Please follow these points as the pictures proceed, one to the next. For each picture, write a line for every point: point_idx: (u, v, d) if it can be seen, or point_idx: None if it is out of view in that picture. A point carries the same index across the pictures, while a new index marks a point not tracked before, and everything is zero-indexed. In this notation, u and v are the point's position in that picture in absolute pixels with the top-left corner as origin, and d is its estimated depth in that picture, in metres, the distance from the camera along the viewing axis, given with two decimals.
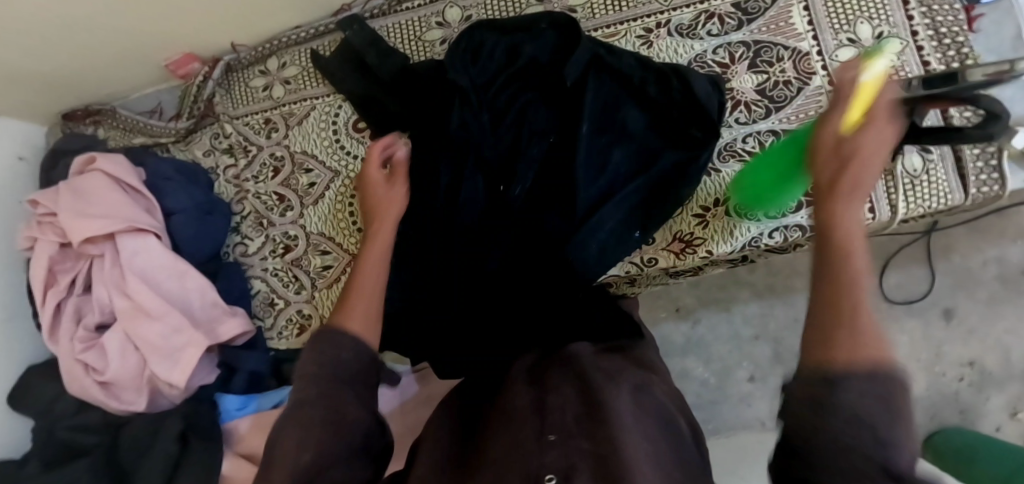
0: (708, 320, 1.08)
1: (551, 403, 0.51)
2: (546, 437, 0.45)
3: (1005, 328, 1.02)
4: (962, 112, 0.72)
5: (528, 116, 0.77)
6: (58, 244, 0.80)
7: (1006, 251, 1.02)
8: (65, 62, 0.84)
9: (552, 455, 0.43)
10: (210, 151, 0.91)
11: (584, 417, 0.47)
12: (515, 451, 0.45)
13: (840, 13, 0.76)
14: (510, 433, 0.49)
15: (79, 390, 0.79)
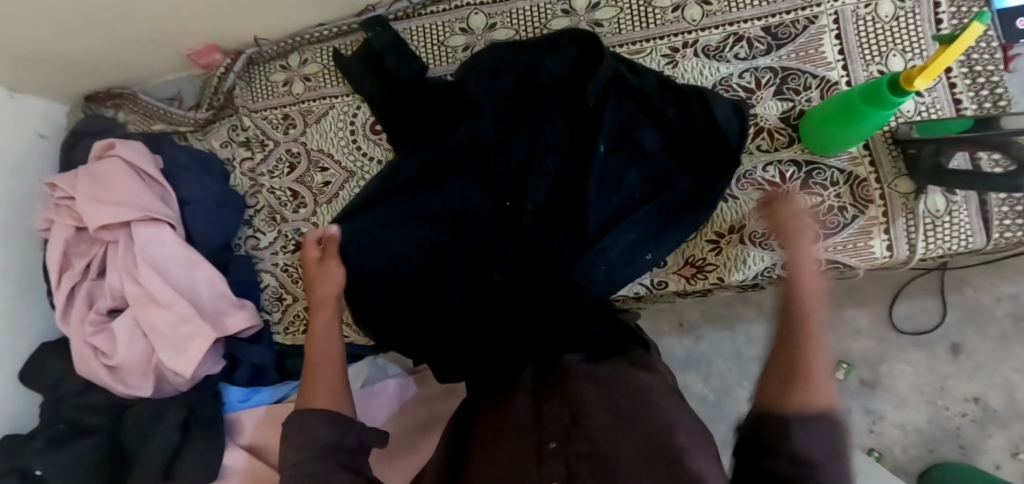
0: (710, 337, 1.08)
1: (546, 410, 0.56)
2: (546, 446, 0.50)
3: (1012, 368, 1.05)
4: (992, 157, 0.71)
5: (544, 129, 0.76)
6: (74, 228, 0.80)
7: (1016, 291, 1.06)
8: (91, 47, 0.85)
9: (553, 464, 0.48)
10: (227, 142, 0.91)
11: (578, 425, 0.51)
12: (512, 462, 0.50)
13: (873, 44, 0.75)
14: (506, 444, 0.54)
15: (86, 372, 0.80)
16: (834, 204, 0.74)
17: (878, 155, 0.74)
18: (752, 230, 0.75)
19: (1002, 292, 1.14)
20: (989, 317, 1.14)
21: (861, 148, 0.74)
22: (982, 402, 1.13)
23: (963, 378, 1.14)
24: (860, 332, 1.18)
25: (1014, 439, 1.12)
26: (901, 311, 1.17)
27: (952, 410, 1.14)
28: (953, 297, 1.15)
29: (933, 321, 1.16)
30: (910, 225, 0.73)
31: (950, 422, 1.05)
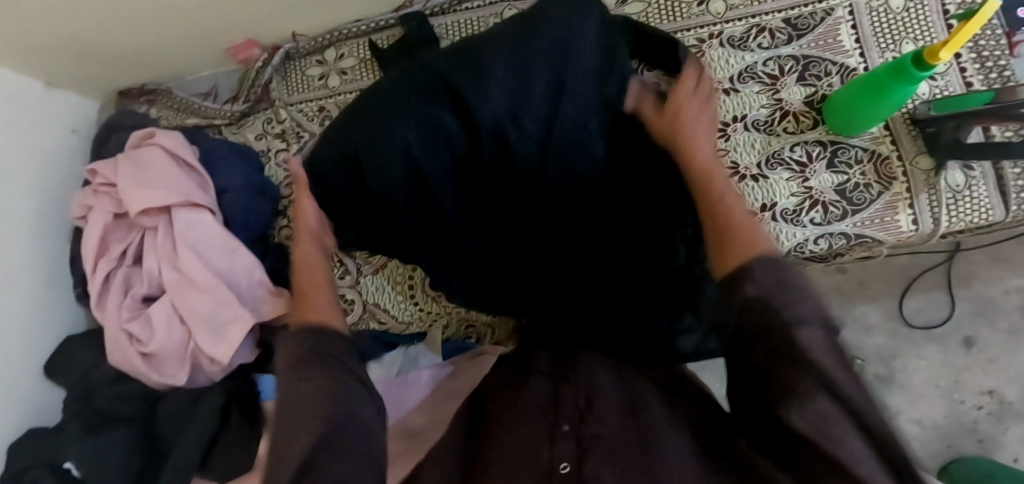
0: None
1: (563, 393, 0.57)
2: (560, 427, 0.52)
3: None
4: (1003, 131, 0.76)
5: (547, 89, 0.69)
6: (112, 214, 0.80)
7: None
8: (133, 40, 0.86)
9: (564, 442, 0.50)
10: (262, 135, 0.92)
11: (591, 408, 0.54)
12: (527, 448, 0.51)
13: (887, 34, 0.80)
14: (519, 424, 0.54)
15: (120, 360, 0.78)
16: (860, 181, 0.77)
17: (898, 134, 0.78)
18: (783, 208, 0.78)
19: (1009, 285, 1.18)
20: (998, 309, 1.18)
21: (882, 129, 0.78)
22: (997, 394, 1.16)
23: (978, 371, 1.17)
24: (874, 327, 1.21)
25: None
26: (911, 306, 1.20)
27: (968, 403, 1.16)
28: (962, 291, 1.19)
29: (944, 314, 1.19)
30: (934, 200, 0.76)
31: (967, 414, 1.16)
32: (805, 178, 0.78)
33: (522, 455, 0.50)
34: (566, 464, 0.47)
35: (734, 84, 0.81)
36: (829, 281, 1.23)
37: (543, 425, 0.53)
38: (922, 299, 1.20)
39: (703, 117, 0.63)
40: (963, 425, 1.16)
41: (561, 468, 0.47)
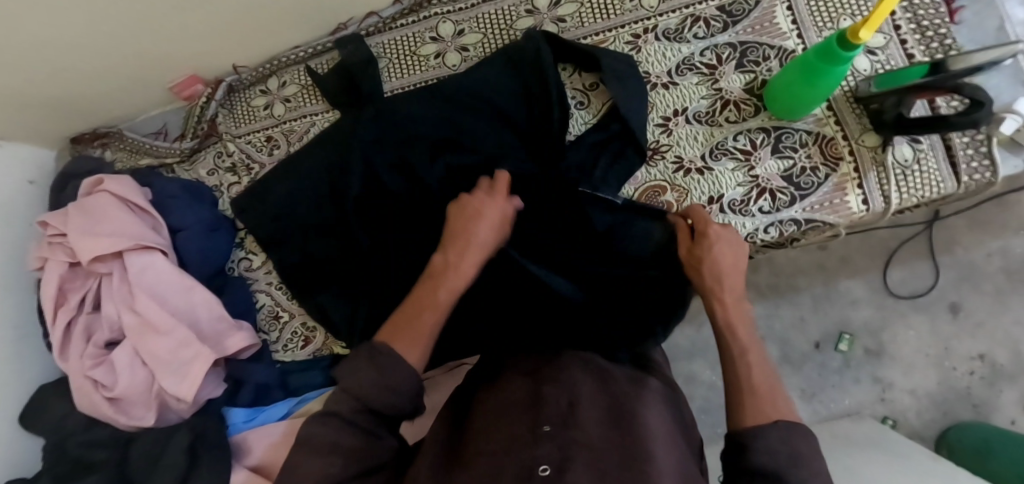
0: None
1: (546, 393, 0.57)
2: (540, 428, 0.51)
3: (1012, 318, 1.14)
4: (949, 102, 0.74)
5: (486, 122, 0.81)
6: (67, 263, 0.81)
7: (1009, 242, 1.15)
8: (77, 87, 0.87)
9: (545, 447, 0.49)
10: (213, 170, 0.93)
11: (575, 413, 0.53)
12: (512, 446, 0.50)
13: (823, 12, 0.78)
14: (503, 427, 0.54)
15: (88, 406, 0.79)
16: (806, 165, 0.76)
17: (842, 114, 0.76)
18: (730, 199, 0.77)
19: (991, 247, 1.16)
20: (984, 272, 1.16)
21: (826, 109, 0.77)
22: (988, 359, 1.14)
23: (966, 338, 1.15)
24: (860, 300, 1.19)
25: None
26: (895, 277, 1.18)
27: (959, 370, 1.15)
28: (945, 258, 1.17)
29: (928, 283, 1.17)
30: (882, 177, 0.75)
31: (959, 381, 1.14)
32: (750, 167, 0.77)
33: (504, 457, 0.49)
34: (549, 465, 0.46)
35: (672, 77, 0.80)
36: (808, 259, 1.22)
37: (524, 429, 0.52)
38: (905, 269, 1.18)
39: (729, 255, 0.68)
40: (957, 392, 1.15)
41: (542, 469, 0.46)
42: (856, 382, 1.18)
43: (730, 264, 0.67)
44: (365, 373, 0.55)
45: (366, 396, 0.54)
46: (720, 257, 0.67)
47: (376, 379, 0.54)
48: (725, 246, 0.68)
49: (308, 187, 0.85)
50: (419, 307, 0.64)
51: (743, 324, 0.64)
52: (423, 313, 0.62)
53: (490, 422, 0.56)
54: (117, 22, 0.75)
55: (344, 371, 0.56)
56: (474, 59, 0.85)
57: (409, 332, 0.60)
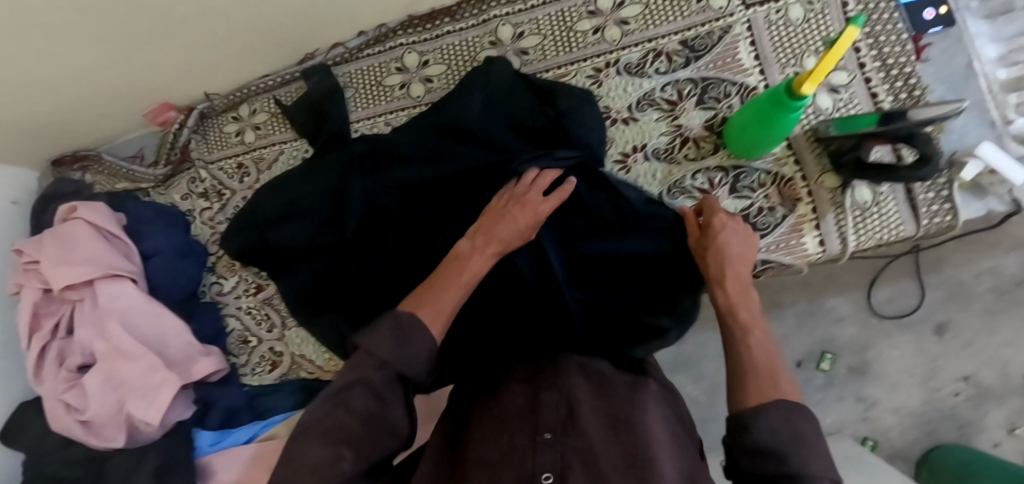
0: (695, 338, 1.09)
1: (544, 400, 0.57)
2: (540, 436, 0.52)
3: (1003, 339, 1.12)
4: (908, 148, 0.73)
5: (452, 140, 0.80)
6: (41, 290, 0.84)
7: (1001, 262, 1.13)
8: (52, 116, 0.89)
9: (547, 455, 0.49)
10: (187, 195, 0.95)
11: (575, 420, 0.53)
12: (511, 456, 0.51)
13: (786, 48, 0.77)
14: (503, 435, 0.54)
15: (61, 428, 0.82)
16: (763, 206, 0.76)
17: (802, 154, 0.76)
18: None
19: (981, 267, 1.13)
20: (972, 292, 1.14)
21: (785, 149, 0.76)
22: (974, 380, 1.13)
23: (953, 358, 1.14)
24: (845, 318, 1.16)
25: (1010, 415, 1.12)
26: (881, 296, 1.15)
27: (944, 391, 1.13)
28: (932, 277, 1.14)
29: (914, 302, 1.15)
30: (840, 218, 0.74)
31: (944, 401, 1.13)
32: None
33: (504, 470, 0.50)
34: (550, 474, 0.47)
35: (632, 113, 0.80)
36: (792, 279, 1.20)
37: (522, 437, 0.53)
38: (892, 288, 1.15)
39: (739, 241, 0.67)
40: (941, 412, 1.13)
41: (543, 478, 0.47)
42: (839, 401, 1.16)
43: (737, 247, 0.66)
44: (389, 341, 0.55)
45: (392, 359, 0.54)
46: (728, 240, 0.66)
47: (402, 348, 0.54)
48: (733, 231, 0.67)
49: (272, 214, 0.85)
50: (442, 281, 0.63)
51: (747, 300, 0.61)
52: (447, 289, 0.62)
53: (492, 429, 0.56)
54: (84, 55, 0.76)
55: (368, 341, 0.55)
56: (438, 90, 0.86)
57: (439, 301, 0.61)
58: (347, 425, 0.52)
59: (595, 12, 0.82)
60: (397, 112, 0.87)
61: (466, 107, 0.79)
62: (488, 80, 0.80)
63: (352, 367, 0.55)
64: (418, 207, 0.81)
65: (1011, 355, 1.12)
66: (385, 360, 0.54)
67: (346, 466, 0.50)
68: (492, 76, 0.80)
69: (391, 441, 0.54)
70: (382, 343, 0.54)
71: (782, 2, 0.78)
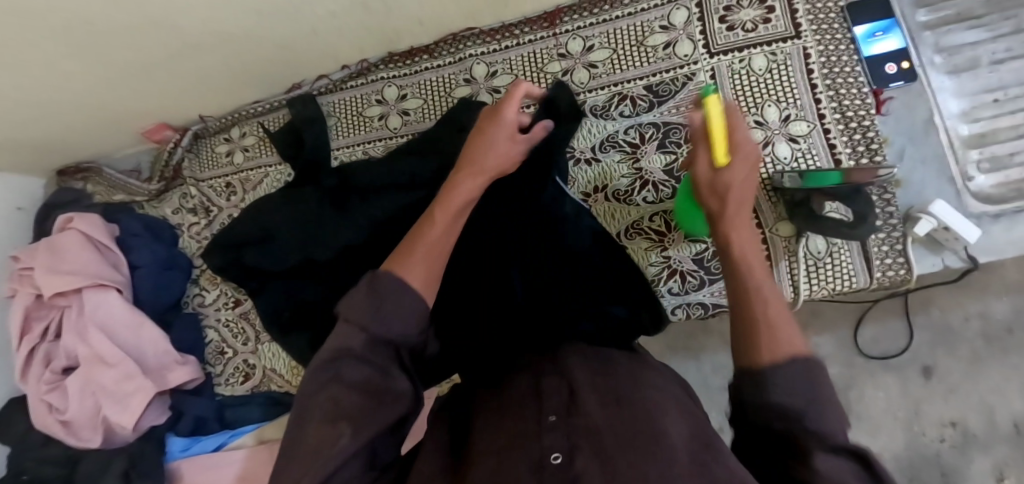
0: (676, 368, 1.01)
1: (546, 387, 0.52)
2: (546, 418, 0.46)
3: (990, 387, 0.96)
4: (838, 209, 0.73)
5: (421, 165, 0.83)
6: (34, 296, 0.90)
7: (989, 307, 0.97)
8: (57, 135, 0.95)
9: (555, 434, 0.44)
10: (178, 209, 1.01)
11: (578, 400, 0.48)
12: (516, 436, 0.45)
13: (748, 97, 0.79)
14: (508, 418, 0.48)
15: (44, 427, 0.87)
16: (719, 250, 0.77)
17: (758, 202, 0.77)
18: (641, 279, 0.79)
19: (969, 311, 0.98)
20: (960, 336, 0.98)
21: None
22: (960, 426, 0.96)
23: (938, 402, 0.97)
24: (829, 357, 1.01)
25: (999, 463, 0.94)
26: (866, 335, 1.01)
27: (929, 435, 0.97)
28: (919, 319, 0.99)
29: (901, 345, 0.99)
30: (793, 266, 0.75)
31: (927, 447, 0.96)
32: (663, 247, 0.79)
33: (510, 446, 0.44)
34: (560, 451, 0.41)
35: (595, 153, 0.82)
36: None
37: (526, 420, 0.47)
38: (877, 328, 1.00)
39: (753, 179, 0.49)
40: (924, 458, 0.97)
41: (553, 457, 0.41)
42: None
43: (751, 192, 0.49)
44: (363, 301, 0.44)
45: (370, 326, 0.44)
46: (744, 182, 0.48)
47: (381, 308, 0.44)
48: (749, 166, 0.49)
49: (252, 230, 0.89)
50: (422, 230, 0.53)
51: (766, 272, 0.45)
52: (432, 234, 0.52)
53: (490, 419, 0.50)
54: (90, 86, 0.84)
55: (344, 307, 0.45)
56: (413, 123, 0.90)
57: (421, 253, 0.50)
58: (343, 398, 0.42)
59: (566, 55, 0.85)
60: (375, 142, 0.91)
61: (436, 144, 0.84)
62: (461, 118, 0.84)
63: (332, 336, 0.45)
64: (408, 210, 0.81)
65: (1000, 403, 0.95)
66: (361, 325, 0.43)
67: (344, 445, 0.39)
68: (464, 108, 0.84)
69: (395, 407, 0.43)
70: (353, 305, 0.44)
71: (745, 52, 0.80)
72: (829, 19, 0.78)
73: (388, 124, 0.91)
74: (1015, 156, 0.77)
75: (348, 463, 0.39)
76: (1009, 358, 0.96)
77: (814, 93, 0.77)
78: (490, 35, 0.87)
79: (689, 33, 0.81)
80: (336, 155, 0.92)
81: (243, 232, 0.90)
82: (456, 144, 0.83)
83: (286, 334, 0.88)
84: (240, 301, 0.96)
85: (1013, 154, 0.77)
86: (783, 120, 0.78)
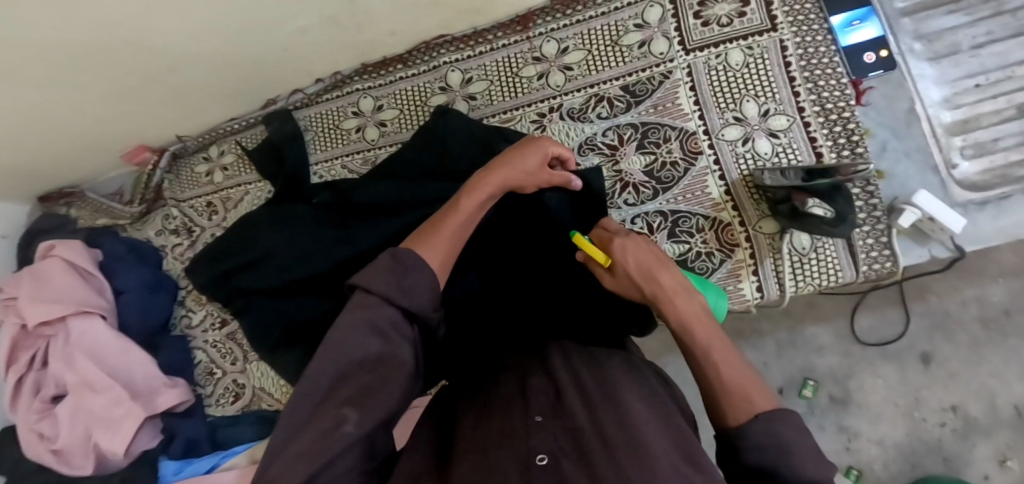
0: (673, 366, 1.00)
1: (532, 387, 0.53)
2: (531, 419, 0.47)
3: (990, 370, 0.95)
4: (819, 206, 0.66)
5: (399, 178, 0.83)
6: (18, 325, 0.90)
7: (987, 291, 0.96)
8: (36, 163, 0.95)
9: (541, 435, 0.45)
10: (161, 231, 1.01)
11: (563, 401, 0.50)
12: (500, 435, 0.47)
13: (726, 92, 0.78)
14: (494, 419, 0.50)
15: (35, 456, 0.87)
16: (701, 250, 0.76)
17: (740, 200, 0.76)
18: None
19: (966, 295, 0.96)
20: (957, 321, 0.97)
21: (724, 194, 0.76)
22: (961, 411, 0.95)
23: (937, 388, 0.96)
24: (825, 347, 1.01)
25: (1001, 446, 0.94)
26: (863, 324, 0.99)
27: (929, 421, 0.96)
28: (916, 306, 0.98)
29: (898, 331, 0.98)
30: (777, 263, 0.74)
31: (928, 434, 0.96)
32: None
33: (493, 448, 0.45)
34: (546, 455, 0.43)
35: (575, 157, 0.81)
36: None
37: (512, 418, 0.48)
38: (874, 317, 0.99)
39: (641, 251, 0.58)
40: (925, 445, 0.96)
41: (539, 459, 0.42)
42: (819, 433, 1.00)
43: (650, 259, 0.57)
44: (388, 275, 0.49)
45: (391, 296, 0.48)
46: (638, 262, 0.57)
47: (404, 287, 0.49)
48: (630, 242, 0.59)
49: (237, 248, 0.89)
50: (445, 212, 0.59)
51: (707, 328, 0.50)
52: (451, 219, 0.57)
53: (480, 416, 0.51)
54: (63, 114, 0.83)
55: (365, 277, 0.49)
56: (391, 134, 0.89)
57: (439, 237, 0.55)
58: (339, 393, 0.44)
59: (541, 58, 0.84)
60: (354, 155, 0.90)
61: (412, 156, 0.83)
62: (437, 126, 0.83)
63: (351, 308, 0.48)
64: (394, 211, 0.81)
65: (999, 386, 0.94)
66: (385, 296, 0.48)
67: (348, 431, 0.41)
68: (440, 117, 0.83)
69: (398, 396, 0.46)
70: (380, 281, 0.49)
71: (721, 47, 0.78)
72: (805, 10, 0.77)
73: (365, 136, 0.90)
74: (999, 141, 0.75)
75: (350, 451, 0.42)
76: (1007, 341, 0.95)
77: (793, 86, 0.76)
78: (463, 42, 0.86)
79: (663, 31, 0.80)
80: (315, 169, 0.91)
81: (226, 251, 0.90)
82: (435, 155, 0.82)
83: (274, 351, 0.87)
84: (227, 320, 0.95)
85: (998, 140, 0.76)
86: (762, 115, 0.77)
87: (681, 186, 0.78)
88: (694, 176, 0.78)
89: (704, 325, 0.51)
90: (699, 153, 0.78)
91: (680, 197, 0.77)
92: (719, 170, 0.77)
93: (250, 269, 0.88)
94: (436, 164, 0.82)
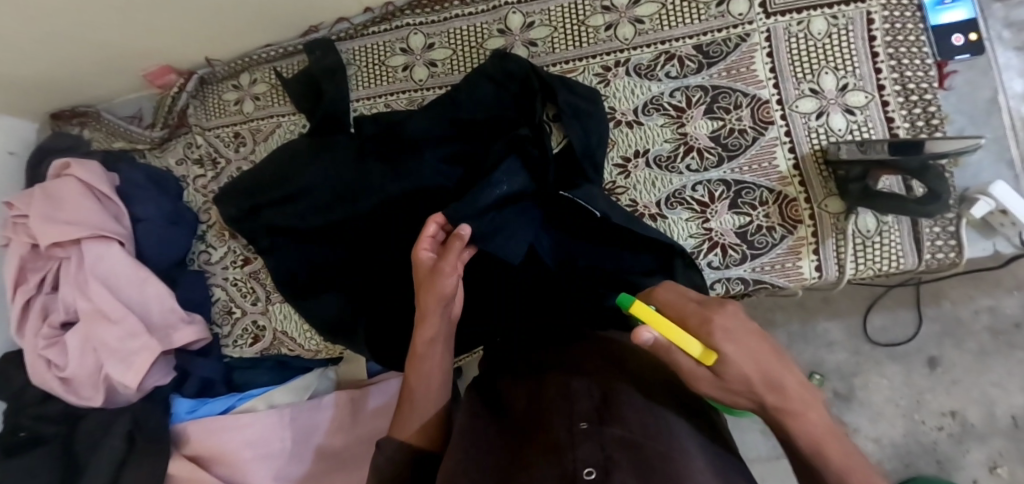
0: None
1: (575, 389, 0.49)
2: (577, 426, 0.43)
3: (993, 380, 0.93)
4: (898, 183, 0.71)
5: (456, 113, 0.77)
6: (29, 245, 0.84)
7: (1001, 301, 0.94)
8: (55, 76, 0.89)
9: (587, 445, 0.40)
10: (182, 160, 0.95)
11: (609, 407, 0.46)
12: (551, 445, 0.42)
13: (806, 63, 0.74)
14: (540, 429, 0.46)
15: (41, 384, 0.83)
16: (762, 224, 0.74)
17: (808, 176, 0.73)
18: None
19: (979, 303, 0.94)
20: (967, 329, 0.95)
21: (792, 168, 0.73)
22: (960, 416, 0.94)
23: (939, 392, 0.95)
24: (836, 344, 1.00)
25: (993, 453, 0.93)
26: (874, 323, 0.98)
27: (927, 424, 0.95)
28: (929, 309, 0.96)
29: (908, 334, 0.97)
30: (840, 243, 0.72)
31: (925, 436, 0.95)
32: (705, 219, 0.75)
33: (546, 460, 0.40)
34: (594, 467, 0.37)
35: (637, 117, 0.78)
36: None
37: (554, 431, 0.44)
38: (886, 316, 0.97)
39: (743, 340, 0.44)
40: (921, 447, 0.95)
41: (585, 471, 0.37)
42: None
43: (762, 355, 0.44)
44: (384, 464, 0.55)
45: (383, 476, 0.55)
46: (748, 356, 0.43)
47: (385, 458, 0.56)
48: (727, 326, 0.45)
49: (270, 181, 0.84)
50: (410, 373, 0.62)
51: (840, 447, 0.42)
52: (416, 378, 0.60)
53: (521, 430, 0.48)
54: (87, 22, 0.77)
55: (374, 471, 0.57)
56: (440, 75, 0.84)
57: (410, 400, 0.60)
58: None
59: (610, 8, 0.78)
60: (399, 95, 0.85)
61: (478, 98, 0.76)
62: (502, 70, 0.76)
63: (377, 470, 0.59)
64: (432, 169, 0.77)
65: (1000, 395, 0.93)
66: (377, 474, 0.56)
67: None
68: (504, 61, 0.76)
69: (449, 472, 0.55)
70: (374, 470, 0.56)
71: (805, 13, 0.74)
72: None
73: (416, 77, 0.85)
74: None
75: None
76: (1014, 353, 0.93)
77: (875, 62, 0.73)
78: None
79: None
80: (356, 108, 0.86)
81: (258, 185, 0.85)
82: (494, 98, 0.76)
83: (303, 294, 0.84)
84: (250, 259, 0.90)
85: None
86: (840, 90, 0.73)
87: (748, 155, 0.74)
88: (762, 146, 0.74)
89: (830, 432, 0.43)
90: (770, 123, 0.74)
91: (746, 167, 0.74)
92: (789, 142, 0.74)
93: (280, 209, 0.83)
94: (489, 108, 0.77)
